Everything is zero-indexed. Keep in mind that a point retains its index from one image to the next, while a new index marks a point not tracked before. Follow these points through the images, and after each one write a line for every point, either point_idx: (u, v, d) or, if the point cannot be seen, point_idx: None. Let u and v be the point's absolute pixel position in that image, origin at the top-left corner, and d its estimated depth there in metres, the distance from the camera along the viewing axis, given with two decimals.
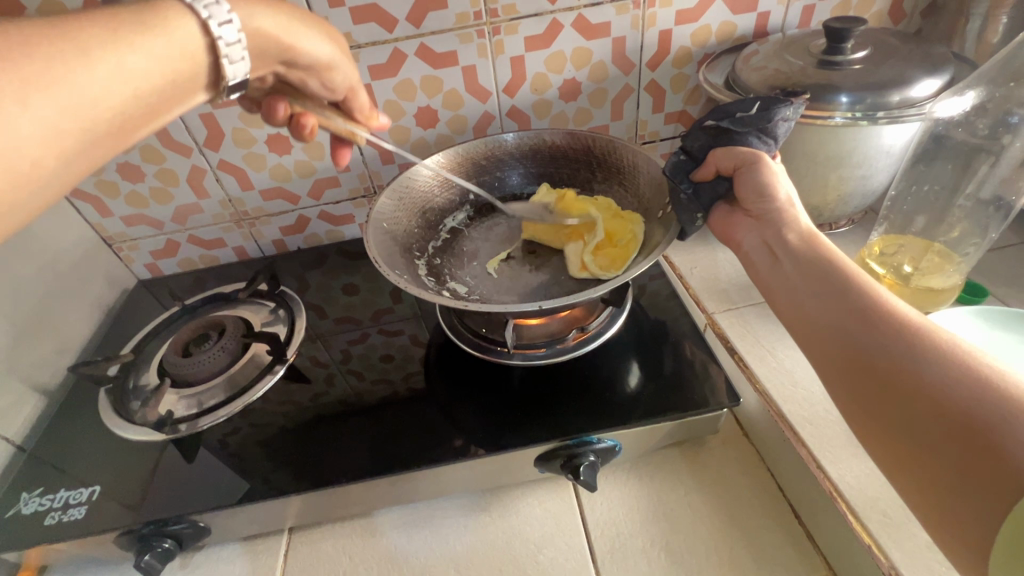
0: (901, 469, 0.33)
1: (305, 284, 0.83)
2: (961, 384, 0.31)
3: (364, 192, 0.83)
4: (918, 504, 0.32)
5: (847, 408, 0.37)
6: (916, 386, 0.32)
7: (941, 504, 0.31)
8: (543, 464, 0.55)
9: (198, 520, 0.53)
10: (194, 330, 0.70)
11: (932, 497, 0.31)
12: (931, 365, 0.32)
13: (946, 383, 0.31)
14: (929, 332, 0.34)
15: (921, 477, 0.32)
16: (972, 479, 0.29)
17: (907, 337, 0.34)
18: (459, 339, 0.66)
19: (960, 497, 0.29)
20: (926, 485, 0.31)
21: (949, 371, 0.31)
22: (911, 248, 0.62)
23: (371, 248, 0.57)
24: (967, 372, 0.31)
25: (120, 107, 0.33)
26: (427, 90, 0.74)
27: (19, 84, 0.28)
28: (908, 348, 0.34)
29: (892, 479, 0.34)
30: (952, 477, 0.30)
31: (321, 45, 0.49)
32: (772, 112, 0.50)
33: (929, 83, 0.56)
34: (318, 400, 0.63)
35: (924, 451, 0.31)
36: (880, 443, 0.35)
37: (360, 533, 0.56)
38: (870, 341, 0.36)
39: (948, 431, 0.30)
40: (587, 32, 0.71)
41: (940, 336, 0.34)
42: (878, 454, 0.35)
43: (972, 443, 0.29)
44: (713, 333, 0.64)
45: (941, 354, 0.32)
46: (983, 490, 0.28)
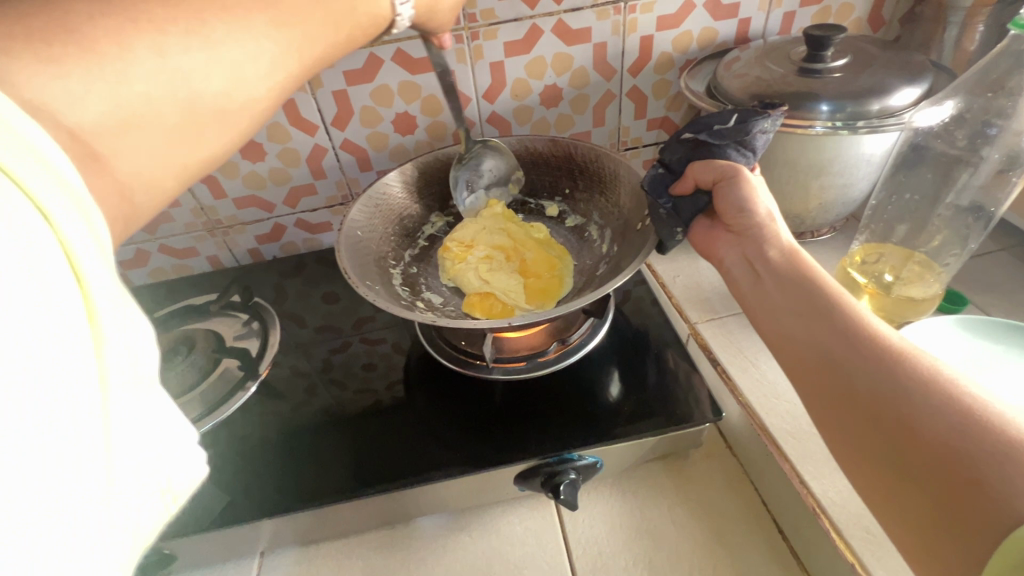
0: (882, 499, 0.32)
1: (281, 294, 0.81)
2: (945, 414, 0.30)
3: (341, 199, 0.81)
4: (898, 534, 0.32)
5: (828, 433, 0.36)
6: (900, 414, 0.32)
7: (923, 538, 0.30)
8: (523, 483, 0.53)
9: (162, 547, 0.50)
10: (164, 345, 0.67)
11: (913, 529, 0.31)
12: (913, 393, 0.32)
13: (931, 413, 0.30)
14: (914, 357, 0.34)
15: (904, 509, 0.31)
16: (957, 514, 0.28)
17: (890, 362, 0.34)
18: (436, 353, 0.64)
19: (943, 533, 0.29)
20: (907, 518, 0.31)
21: (933, 400, 0.31)
22: (892, 257, 0.61)
23: (343, 261, 0.55)
24: (952, 402, 0.30)
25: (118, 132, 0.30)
26: (405, 95, 0.72)
27: None
28: (890, 375, 0.33)
29: (873, 508, 0.34)
30: (936, 510, 0.29)
31: None
32: (750, 125, 0.49)
33: (908, 92, 0.56)
34: (298, 410, 0.62)
35: (906, 482, 0.31)
36: (861, 471, 0.34)
37: (335, 555, 0.54)
38: (853, 365, 0.35)
39: (932, 463, 0.29)
40: (567, 37, 0.70)
41: (924, 362, 0.33)
42: (858, 481, 0.34)
43: (958, 477, 0.28)
44: (696, 343, 0.63)
45: (925, 381, 0.32)
46: (965, 527, 0.27)
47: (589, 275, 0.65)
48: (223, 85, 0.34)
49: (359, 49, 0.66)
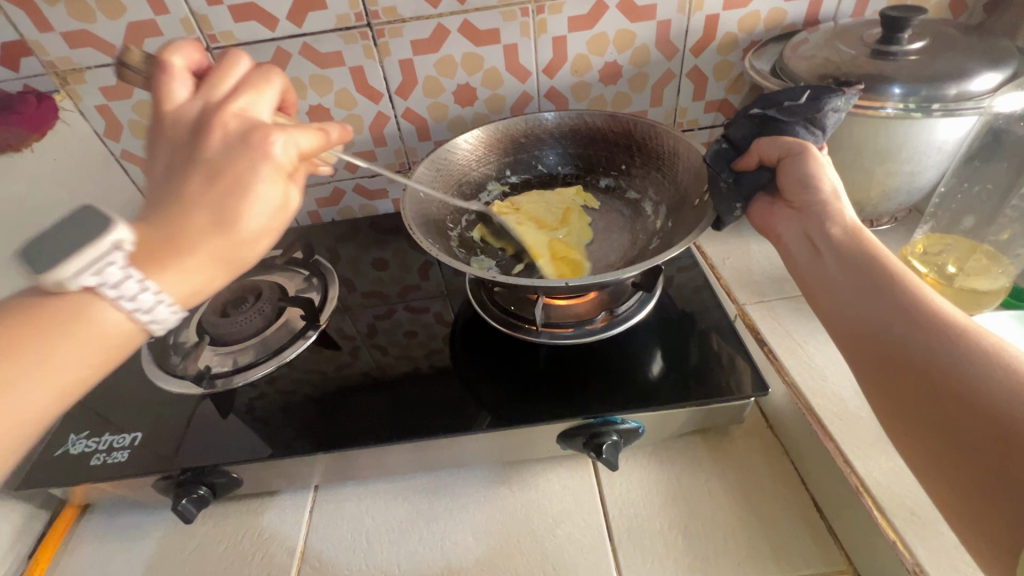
0: (932, 468, 0.33)
1: (337, 256, 0.85)
2: (1005, 389, 0.30)
3: (399, 167, 0.84)
4: (948, 502, 0.32)
5: (880, 405, 0.37)
6: (958, 386, 0.32)
7: (975, 507, 0.30)
8: (565, 441, 0.56)
9: (230, 471, 0.55)
10: (232, 292, 0.71)
11: (964, 498, 0.31)
12: (975, 367, 0.32)
13: (990, 387, 0.31)
14: (979, 335, 0.33)
15: (954, 478, 0.32)
16: (1010, 483, 0.28)
17: (953, 339, 0.34)
18: (486, 314, 0.67)
19: (999, 503, 0.29)
20: (958, 487, 0.31)
21: (992, 374, 0.31)
22: (956, 248, 0.60)
23: (408, 217, 0.58)
24: (1013, 376, 0.30)
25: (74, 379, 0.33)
26: (467, 67, 0.74)
27: None
28: (951, 348, 0.33)
29: (922, 477, 0.34)
30: (987, 478, 0.29)
31: (270, 190, 0.37)
32: (823, 102, 0.48)
33: (990, 77, 0.54)
34: (340, 372, 0.65)
35: (958, 452, 0.31)
36: (914, 443, 0.34)
37: (383, 495, 0.58)
38: (912, 340, 0.35)
39: (987, 434, 0.30)
40: (631, 14, 0.71)
41: (988, 339, 0.33)
42: (910, 452, 0.35)
43: (1013, 447, 0.28)
44: (743, 323, 0.63)
45: (986, 357, 0.32)
46: (1021, 498, 0.28)
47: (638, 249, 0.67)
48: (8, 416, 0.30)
49: (428, 20, 0.69)
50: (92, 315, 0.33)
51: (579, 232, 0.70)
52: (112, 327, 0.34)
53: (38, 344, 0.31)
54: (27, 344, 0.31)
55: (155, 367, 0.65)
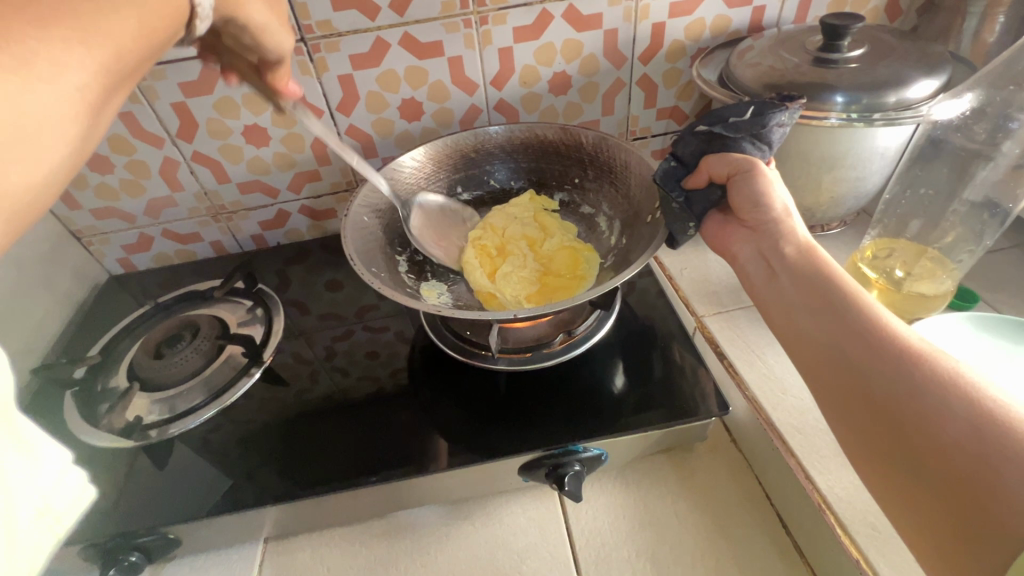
0: (898, 500, 0.32)
1: (284, 282, 0.80)
2: (964, 416, 0.29)
3: (345, 185, 0.81)
4: (914, 534, 0.32)
5: (844, 435, 0.36)
6: (918, 414, 0.31)
7: (940, 540, 0.30)
8: (527, 473, 0.53)
9: (167, 532, 0.50)
10: (167, 330, 0.66)
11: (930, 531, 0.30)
12: (935, 396, 0.31)
13: (948, 415, 0.30)
14: (934, 359, 0.33)
15: (919, 510, 0.31)
16: (975, 516, 0.28)
17: (911, 365, 0.33)
18: (441, 342, 0.64)
19: (964, 540, 0.28)
20: (923, 518, 0.31)
21: (950, 401, 0.30)
22: (902, 252, 0.61)
23: (348, 246, 0.55)
24: (970, 402, 0.30)
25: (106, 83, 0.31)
26: (411, 81, 0.71)
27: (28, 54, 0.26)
28: (909, 376, 0.32)
29: (887, 507, 0.33)
30: (954, 515, 0.29)
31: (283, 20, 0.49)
32: (767, 117, 0.48)
33: (925, 84, 0.55)
34: (301, 398, 0.62)
35: (922, 483, 0.30)
36: (878, 475, 0.33)
37: (337, 542, 0.55)
38: (871, 367, 0.34)
39: (949, 464, 0.29)
40: (577, 23, 0.69)
41: (942, 362, 0.33)
42: (872, 481, 0.34)
43: (976, 478, 0.28)
44: (702, 336, 0.63)
45: (943, 382, 0.31)
46: (987, 536, 0.27)
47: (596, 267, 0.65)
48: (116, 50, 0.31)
49: (366, 33, 0.65)
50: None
51: (561, 232, 0.69)
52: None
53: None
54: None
55: (78, 420, 0.59)
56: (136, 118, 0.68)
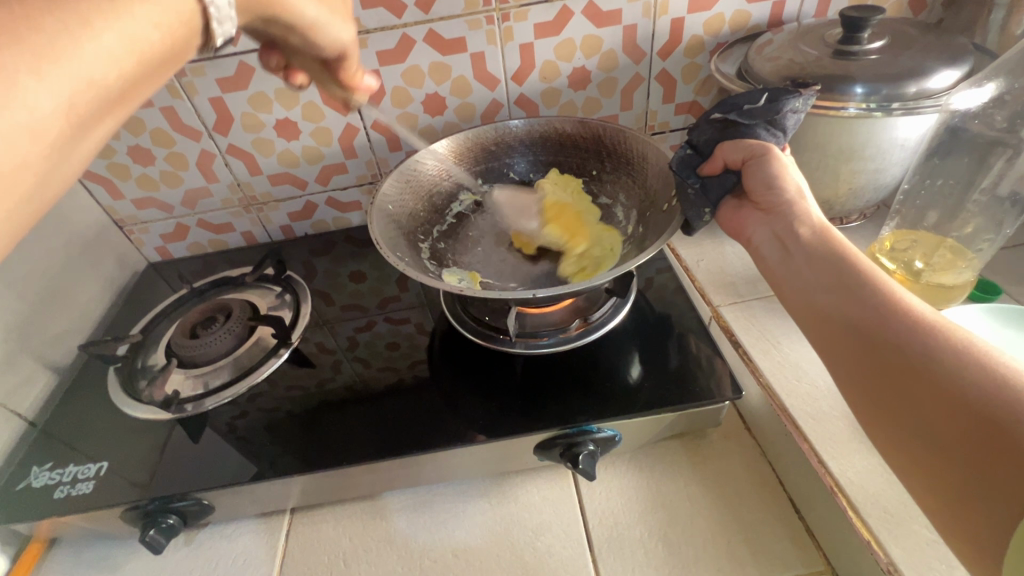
0: (911, 469, 0.33)
1: (311, 270, 0.84)
2: (980, 384, 0.30)
3: (371, 178, 0.83)
4: (927, 502, 0.32)
5: (860, 407, 0.37)
6: (934, 383, 0.32)
7: (954, 508, 0.30)
8: (542, 452, 0.55)
9: (202, 498, 0.54)
10: (202, 313, 0.70)
11: (944, 499, 0.31)
12: (950, 366, 0.31)
13: (963, 384, 0.30)
14: (949, 333, 0.33)
15: (936, 479, 0.31)
16: (988, 482, 0.28)
17: (926, 338, 0.33)
18: (461, 326, 0.66)
19: (974, 503, 0.29)
20: (940, 486, 0.31)
21: (965, 371, 0.31)
22: (922, 244, 0.61)
23: (375, 233, 0.57)
24: (984, 371, 0.30)
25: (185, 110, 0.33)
26: (435, 77, 0.73)
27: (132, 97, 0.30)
28: (924, 347, 0.33)
29: (903, 478, 0.34)
30: (965, 481, 0.29)
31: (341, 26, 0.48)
32: (780, 104, 0.49)
33: (946, 75, 0.55)
34: (322, 387, 0.64)
35: (940, 452, 0.31)
36: (893, 445, 0.34)
37: (359, 516, 0.57)
38: (888, 341, 0.35)
39: (966, 432, 0.29)
40: (597, 19, 0.71)
41: (956, 335, 0.33)
42: (888, 450, 0.35)
43: (987, 443, 0.28)
44: (718, 325, 0.64)
45: (957, 353, 0.32)
46: (995, 497, 0.28)
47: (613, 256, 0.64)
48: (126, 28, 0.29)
49: (393, 30, 0.68)
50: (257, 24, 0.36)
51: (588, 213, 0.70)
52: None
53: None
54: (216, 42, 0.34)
55: (123, 395, 0.63)
56: (177, 113, 0.72)
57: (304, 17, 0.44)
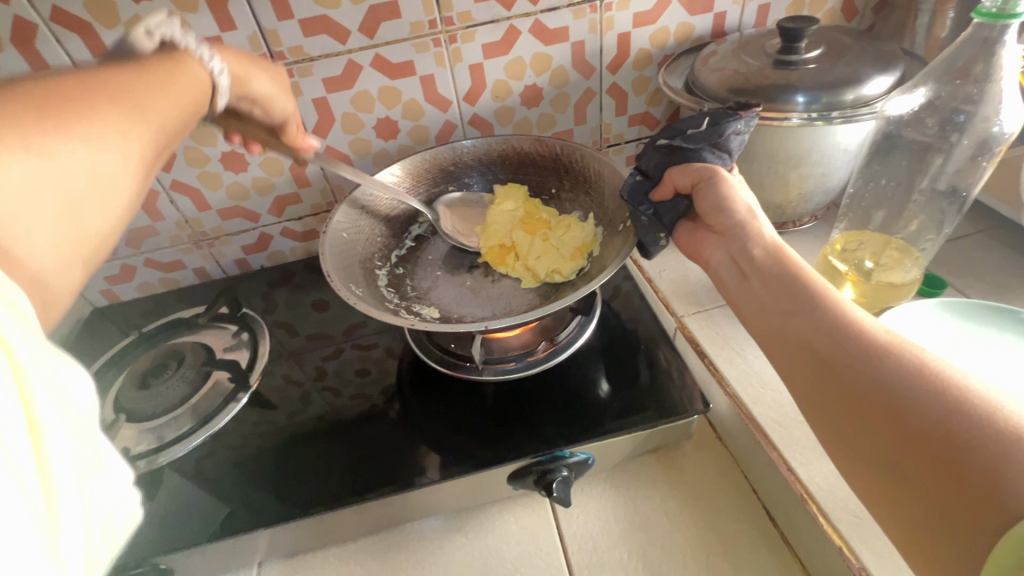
0: (877, 495, 0.33)
1: (270, 304, 0.81)
2: (934, 409, 0.30)
3: (326, 206, 0.81)
4: (893, 527, 0.32)
5: (824, 433, 0.37)
6: (892, 408, 0.32)
7: (922, 535, 0.30)
8: (516, 481, 0.54)
9: (158, 563, 0.50)
10: (152, 361, 0.66)
11: (910, 525, 0.31)
12: (906, 388, 0.32)
13: (920, 408, 0.31)
14: (903, 353, 0.34)
15: (903, 504, 0.31)
16: (954, 509, 0.28)
17: (879, 360, 0.34)
18: (425, 356, 0.64)
19: (941, 530, 0.29)
20: (906, 515, 0.31)
21: (921, 395, 0.31)
22: (871, 244, 0.62)
23: (327, 265, 0.56)
24: (939, 393, 0.31)
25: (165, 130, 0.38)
26: (385, 101, 0.72)
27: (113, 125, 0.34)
28: (880, 372, 0.33)
29: (869, 503, 0.34)
30: (934, 507, 0.29)
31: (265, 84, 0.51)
32: (722, 127, 0.50)
33: (881, 80, 0.57)
34: (292, 420, 0.62)
35: (903, 479, 0.31)
36: (857, 471, 0.34)
37: (331, 563, 0.55)
38: (846, 364, 0.35)
39: (927, 457, 0.30)
40: (544, 37, 0.71)
41: (909, 354, 0.34)
42: (852, 477, 0.35)
43: (950, 470, 0.29)
44: (683, 336, 0.64)
45: (911, 374, 0.32)
46: (961, 523, 0.28)
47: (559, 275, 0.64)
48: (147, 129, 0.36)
49: (337, 56, 0.66)
50: (186, 65, 0.41)
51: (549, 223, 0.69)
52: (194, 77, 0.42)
53: (129, 97, 0.35)
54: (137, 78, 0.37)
55: None
56: None
57: (253, 90, 0.50)
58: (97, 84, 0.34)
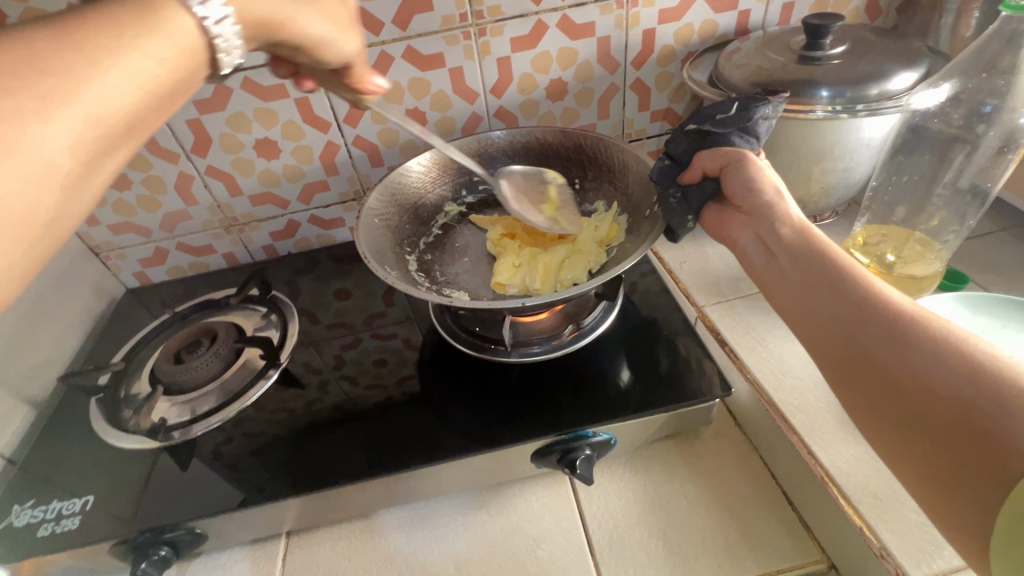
0: (899, 456, 0.34)
1: (297, 289, 0.83)
2: (957, 371, 0.31)
3: (353, 195, 0.83)
4: (916, 487, 0.34)
5: (848, 400, 0.38)
6: (915, 372, 0.33)
7: (943, 492, 0.32)
8: (539, 460, 0.56)
9: (193, 527, 0.52)
10: (186, 338, 0.69)
11: (932, 484, 0.32)
12: (929, 353, 0.33)
13: (943, 371, 0.32)
14: (928, 323, 0.35)
15: (924, 463, 0.32)
16: (971, 464, 0.30)
17: (904, 328, 0.35)
18: (453, 339, 0.66)
19: (960, 486, 0.30)
20: (923, 472, 0.33)
21: (944, 359, 0.32)
22: (893, 238, 0.63)
23: (362, 247, 0.58)
24: (960, 358, 0.32)
25: (129, 109, 0.31)
26: (415, 92, 0.74)
27: (41, 101, 0.27)
28: (905, 340, 0.35)
29: (893, 466, 0.35)
30: (952, 462, 0.31)
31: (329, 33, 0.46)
32: (751, 112, 0.52)
33: (905, 77, 0.57)
34: (310, 408, 0.63)
35: (923, 437, 0.32)
36: (880, 434, 0.35)
37: (357, 536, 0.56)
38: (871, 334, 0.37)
39: (947, 416, 0.31)
40: (571, 32, 0.72)
41: (934, 324, 0.35)
42: (876, 440, 0.36)
43: (970, 427, 0.30)
44: (704, 326, 0.65)
45: (935, 340, 0.33)
46: (980, 475, 0.29)
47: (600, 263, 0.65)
48: (103, 106, 0.30)
49: (371, 47, 0.69)
50: (172, 17, 0.33)
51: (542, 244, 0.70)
52: (181, 38, 0.33)
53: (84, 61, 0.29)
54: (102, 32, 0.30)
55: (106, 426, 0.62)
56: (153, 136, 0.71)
57: (308, 33, 0.44)
58: (51, 38, 0.29)
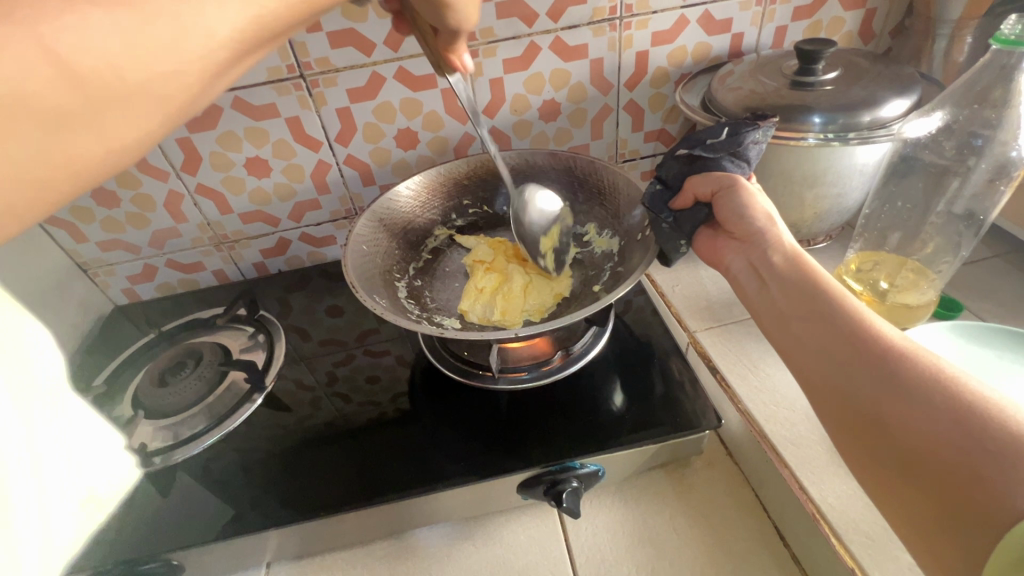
0: (889, 497, 0.33)
1: (286, 308, 0.82)
2: (947, 413, 0.31)
3: (345, 213, 0.83)
4: (905, 530, 0.33)
5: (837, 437, 0.37)
6: (904, 411, 0.32)
7: (931, 537, 0.31)
8: (526, 491, 0.54)
9: (171, 558, 0.51)
10: (171, 359, 0.69)
11: (921, 528, 0.31)
12: (921, 392, 0.32)
13: (932, 411, 0.31)
14: (920, 359, 0.34)
15: (914, 506, 0.32)
16: (961, 511, 0.29)
17: (895, 363, 0.34)
18: (442, 365, 0.66)
19: (949, 532, 0.29)
20: (913, 515, 0.32)
21: (935, 399, 0.31)
22: (886, 265, 0.63)
23: (350, 273, 0.57)
24: (950, 399, 0.31)
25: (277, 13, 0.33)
26: (406, 112, 0.74)
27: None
28: (895, 376, 0.34)
29: (882, 507, 0.34)
30: (941, 509, 0.30)
31: None
32: (742, 137, 0.51)
33: (897, 104, 0.57)
34: (302, 423, 0.62)
35: (912, 479, 0.31)
36: (870, 473, 0.35)
37: (339, 566, 0.55)
38: (861, 368, 0.36)
39: (936, 459, 0.30)
40: (564, 54, 0.72)
41: (926, 360, 0.34)
42: (866, 479, 0.35)
43: (958, 472, 0.29)
44: (695, 351, 0.64)
45: (925, 378, 0.33)
46: (969, 524, 0.28)
47: (595, 282, 0.66)
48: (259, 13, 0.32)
49: (362, 68, 0.68)
50: None
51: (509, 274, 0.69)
52: None
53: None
54: None
55: None
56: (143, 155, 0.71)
57: None
58: None
